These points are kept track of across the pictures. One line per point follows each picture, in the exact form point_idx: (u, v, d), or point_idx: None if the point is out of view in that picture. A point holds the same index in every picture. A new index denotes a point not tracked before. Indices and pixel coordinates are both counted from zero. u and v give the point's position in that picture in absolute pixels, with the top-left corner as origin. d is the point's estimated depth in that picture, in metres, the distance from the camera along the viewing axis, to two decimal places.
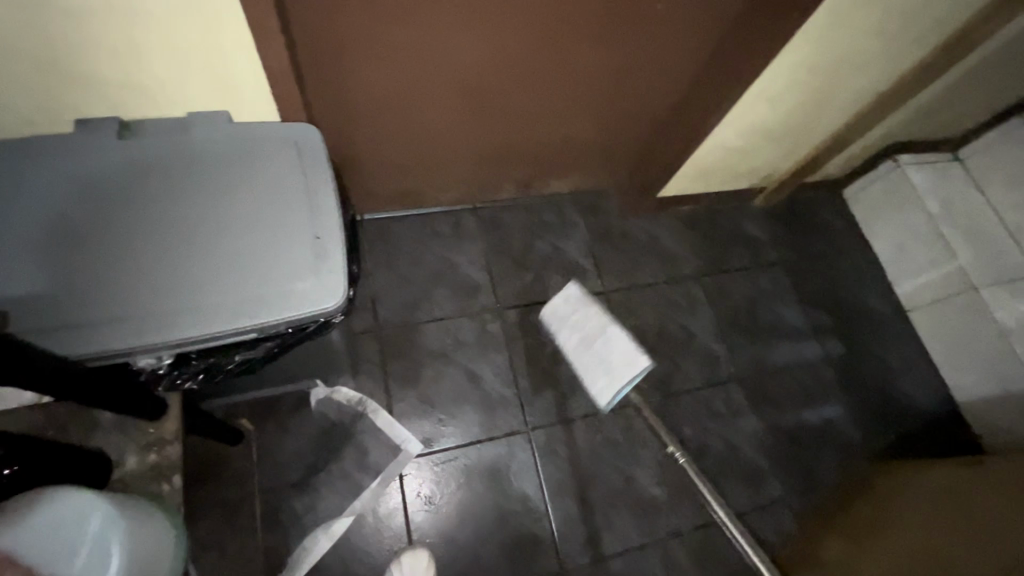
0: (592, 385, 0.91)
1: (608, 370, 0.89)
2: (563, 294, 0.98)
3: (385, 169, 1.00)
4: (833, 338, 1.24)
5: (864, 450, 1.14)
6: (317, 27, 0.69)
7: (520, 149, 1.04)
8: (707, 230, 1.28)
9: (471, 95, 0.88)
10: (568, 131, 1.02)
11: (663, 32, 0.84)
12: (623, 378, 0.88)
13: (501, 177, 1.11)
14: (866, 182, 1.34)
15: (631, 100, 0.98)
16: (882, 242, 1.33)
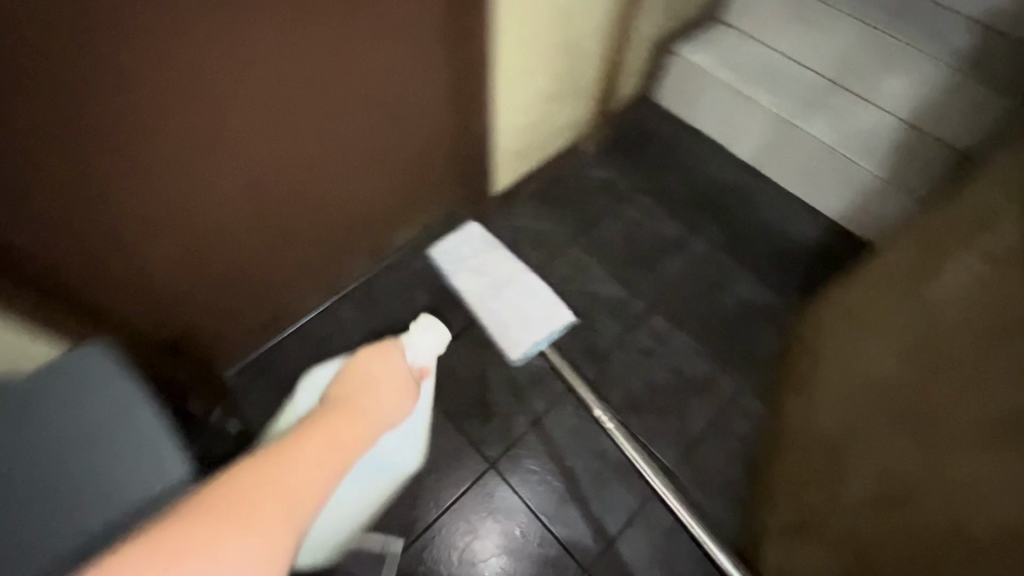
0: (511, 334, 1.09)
1: (525, 322, 1.11)
2: (467, 236, 1.19)
3: (231, 310, 0.97)
4: (710, 226, 1.31)
5: (782, 304, 1.21)
6: (59, 240, 0.66)
7: (346, 221, 1.04)
8: (557, 196, 1.33)
9: (262, 205, 0.87)
10: (380, 180, 1.03)
11: (391, 63, 0.85)
12: (543, 328, 1.10)
13: (351, 251, 1.11)
14: (668, 82, 1.41)
15: (412, 131, 0.99)
16: (705, 122, 1.41)
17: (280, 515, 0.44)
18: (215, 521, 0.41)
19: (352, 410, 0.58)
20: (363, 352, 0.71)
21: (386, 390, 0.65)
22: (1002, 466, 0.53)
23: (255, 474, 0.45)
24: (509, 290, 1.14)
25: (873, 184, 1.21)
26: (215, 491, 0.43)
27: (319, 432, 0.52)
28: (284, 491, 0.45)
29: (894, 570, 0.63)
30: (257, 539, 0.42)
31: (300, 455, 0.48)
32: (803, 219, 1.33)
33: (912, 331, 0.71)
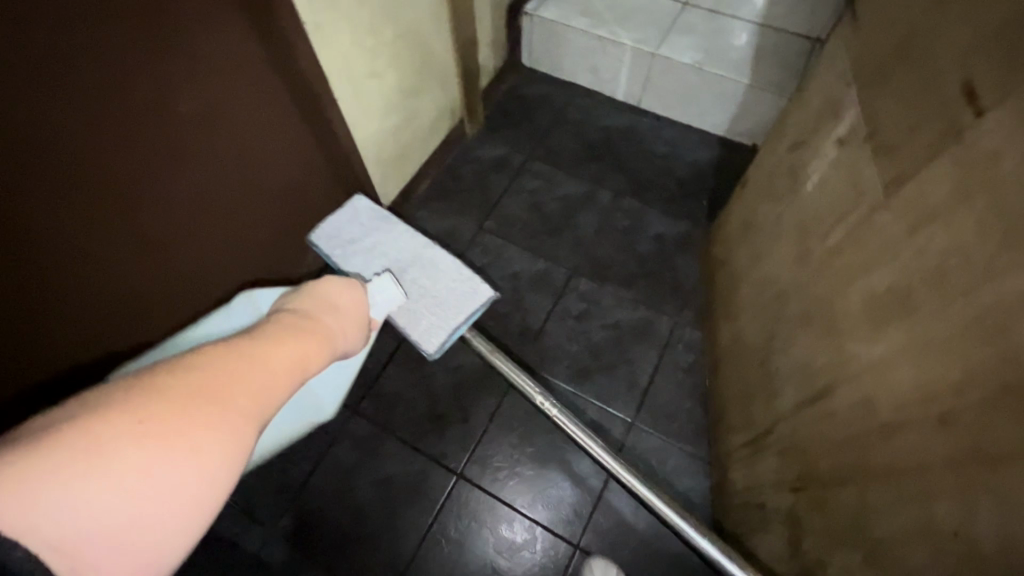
0: (422, 326, 0.93)
1: (439, 307, 0.95)
2: (354, 210, 1.01)
3: None
4: (610, 174, 1.31)
5: (695, 230, 1.24)
6: None
7: (237, 273, 0.94)
8: (454, 187, 1.29)
9: (132, 295, 0.77)
10: (268, 229, 0.95)
11: (239, 110, 0.77)
12: (462, 311, 0.94)
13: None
14: (528, 44, 1.41)
15: (284, 172, 0.91)
16: (579, 75, 1.41)
17: (248, 397, 0.45)
18: (200, 402, 0.41)
19: (298, 334, 0.60)
20: (311, 285, 0.74)
21: (351, 301, 0.75)
22: (891, 338, 0.52)
23: (220, 363, 0.46)
24: (415, 273, 0.97)
25: (748, 93, 1.22)
26: (192, 377, 0.43)
27: (276, 344, 0.54)
28: (250, 379, 0.47)
29: (831, 471, 0.60)
30: (233, 423, 0.42)
31: (258, 357, 0.50)
32: (694, 144, 1.35)
33: (801, 230, 0.73)
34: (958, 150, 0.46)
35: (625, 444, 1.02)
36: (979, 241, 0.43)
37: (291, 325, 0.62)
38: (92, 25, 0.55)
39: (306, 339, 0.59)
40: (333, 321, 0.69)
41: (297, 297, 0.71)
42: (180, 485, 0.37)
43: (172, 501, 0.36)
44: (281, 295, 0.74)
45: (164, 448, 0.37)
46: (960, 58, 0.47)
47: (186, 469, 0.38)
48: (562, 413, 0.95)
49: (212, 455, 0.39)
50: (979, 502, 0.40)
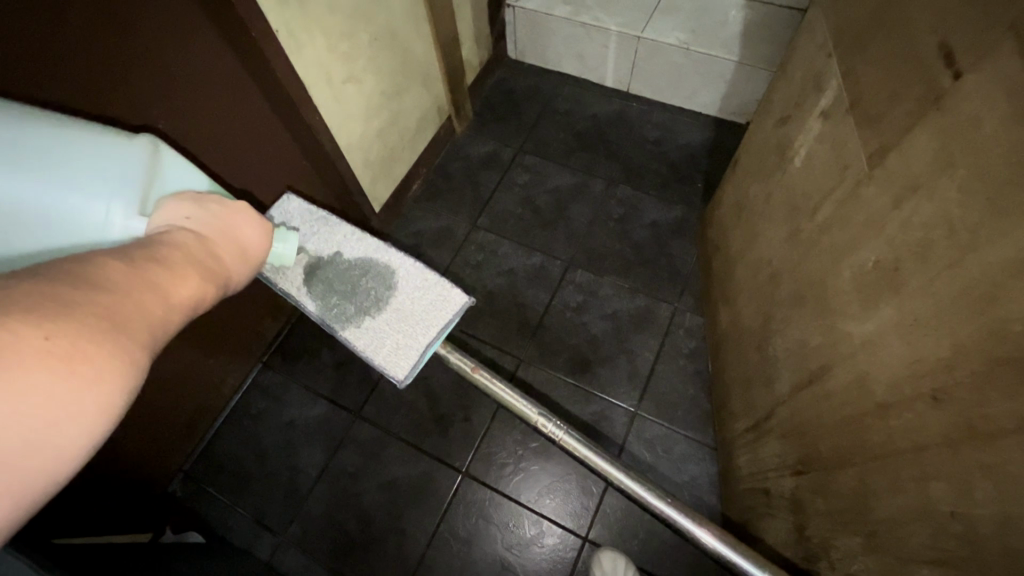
0: (384, 353, 0.74)
1: (402, 321, 0.75)
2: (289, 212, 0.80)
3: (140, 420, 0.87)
4: (602, 163, 1.30)
5: (690, 215, 1.22)
6: None
7: None
8: (446, 186, 1.29)
9: None
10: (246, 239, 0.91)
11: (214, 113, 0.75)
12: (431, 324, 0.75)
13: (241, 317, 1.01)
14: (514, 36, 1.40)
15: (266, 161, 0.89)
16: (565, 64, 1.40)
17: (151, 330, 0.32)
18: (106, 323, 0.29)
19: (200, 264, 0.39)
20: (219, 199, 0.47)
21: (276, 240, 0.50)
22: (881, 315, 0.50)
23: (116, 281, 0.32)
24: (369, 282, 0.76)
25: (738, 71, 1.19)
26: (95, 291, 0.30)
27: (177, 270, 0.37)
28: (157, 308, 0.33)
29: (830, 452, 0.59)
30: (141, 356, 0.31)
31: (158, 281, 0.34)
32: (686, 127, 1.33)
33: (790, 208, 0.71)
34: (937, 116, 0.44)
35: (630, 434, 1.01)
36: (961, 210, 0.41)
37: (192, 252, 0.40)
38: (66, 40, 0.54)
39: (212, 274, 0.40)
40: (246, 265, 0.45)
41: (195, 209, 0.45)
42: (75, 427, 0.27)
43: (63, 441, 0.26)
44: (175, 200, 0.46)
45: (62, 370, 0.26)
46: (936, 20, 0.45)
47: (85, 402, 0.27)
48: (570, 435, 0.88)
49: (116, 393, 0.29)
50: (975, 483, 0.39)
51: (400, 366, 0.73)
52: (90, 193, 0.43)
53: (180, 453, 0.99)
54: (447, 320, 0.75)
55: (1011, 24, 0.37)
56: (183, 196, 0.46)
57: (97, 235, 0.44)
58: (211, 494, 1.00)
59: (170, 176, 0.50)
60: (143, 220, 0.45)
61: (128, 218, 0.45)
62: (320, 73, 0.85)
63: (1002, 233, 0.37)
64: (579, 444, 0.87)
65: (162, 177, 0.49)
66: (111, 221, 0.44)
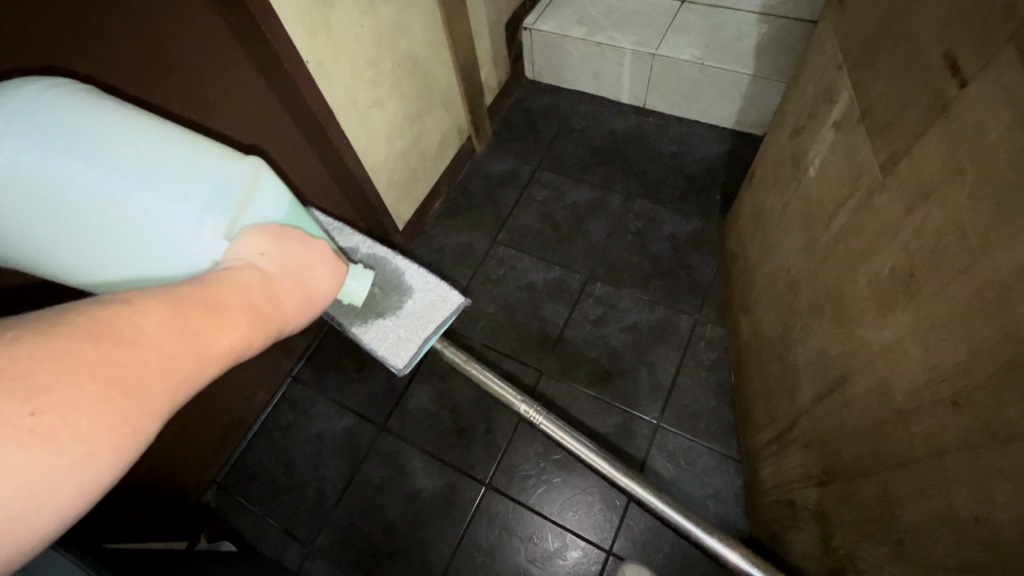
0: (386, 348, 0.76)
1: (403, 316, 0.78)
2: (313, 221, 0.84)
3: (181, 431, 0.91)
4: (619, 177, 1.32)
5: (708, 227, 1.22)
6: None
7: None
8: (466, 204, 1.33)
9: None
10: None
11: (246, 138, 0.80)
12: (428, 321, 0.77)
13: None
14: (530, 58, 1.44)
15: (296, 173, 0.93)
16: (582, 82, 1.43)
17: (165, 393, 0.31)
18: (111, 392, 0.28)
19: (255, 309, 0.39)
20: (300, 237, 0.48)
21: (334, 288, 0.49)
22: (898, 321, 0.50)
23: (151, 333, 0.31)
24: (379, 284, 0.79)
25: (753, 84, 1.20)
26: (116, 347, 0.29)
27: (230, 316, 0.36)
28: (185, 362, 0.32)
29: (853, 460, 0.58)
30: (142, 426, 0.30)
31: (199, 332, 0.34)
32: (702, 140, 1.34)
33: (806, 217, 0.72)
34: (945, 124, 0.45)
35: (652, 447, 1.01)
36: (970, 215, 0.42)
37: (252, 296, 0.40)
38: (113, 68, 0.60)
39: (265, 322, 0.39)
40: (305, 308, 0.45)
41: (272, 245, 0.45)
42: (51, 507, 0.26)
43: (33, 519, 0.26)
44: (252, 232, 0.46)
45: (40, 453, 0.25)
46: (940, 32, 0.46)
47: (62, 483, 0.26)
48: (547, 417, 0.91)
49: (101, 471, 0.28)
50: (996, 486, 0.39)
51: (399, 358, 0.75)
52: (180, 212, 0.45)
53: (213, 465, 1.03)
54: (446, 318, 0.78)
55: (1011, 34, 0.38)
56: (267, 228, 0.47)
57: (182, 251, 0.45)
58: (242, 506, 1.03)
59: (267, 204, 0.50)
60: (221, 245, 0.46)
61: (209, 242, 0.45)
62: (347, 99, 0.90)
63: (1012, 239, 0.38)
64: (575, 441, 0.89)
65: (259, 202, 0.50)
66: (192, 245, 0.45)
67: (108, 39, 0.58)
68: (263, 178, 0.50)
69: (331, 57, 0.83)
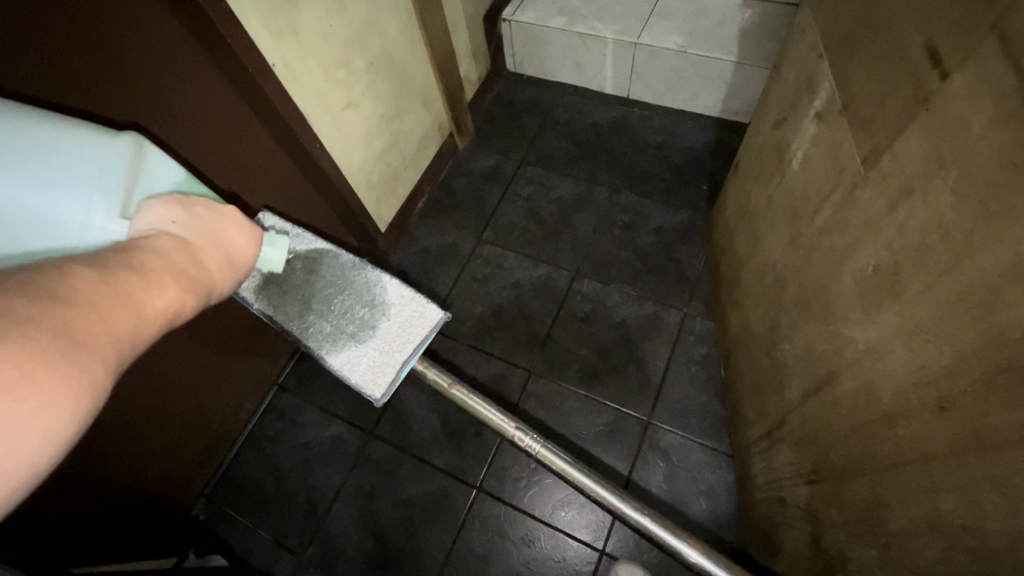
0: (359, 372, 0.75)
1: (378, 338, 0.76)
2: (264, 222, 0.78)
3: (163, 445, 0.90)
4: (604, 170, 1.30)
5: (696, 219, 1.21)
6: None
7: None
8: (451, 202, 1.31)
9: None
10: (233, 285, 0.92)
11: (219, 155, 0.78)
12: (408, 342, 0.76)
13: (253, 343, 1.03)
14: (511, 49, 1.41)
15: (270, 176, 0.90)
16: (564, 73, 1.40)
17: (114, 346, 0.30)
18: (60, 342, 0.27)
19: (181, 272, 0.38)
20: (208, 203, 0.47)
21: (258, 247, 0.49)
22: (883, 321, 0.49)
23: (84, 292, 0.30)
24: (355, 307, 0.77)
25: (737, 71, 1.18)
26: (55, 305, 0.28)
27: (152, 277, 0.35)
28: (126, 318, 0.31)
29: (841, 462, 0.57)
30: (102, 376, 0.29)
31: (132, 291, 0.33)
32: (688, 130, 1.32)
33: (790, 212, 0.70)
34: (926, 117, 0.43)
35: (643, 444, 1.00)
36: (954, 213, 0.40)
37: (172, 260, 0.39)
38: (72, 79, 0.57)
39: (193, 283, 0.38)
40: (231, 271, 0.45)
41: (181, 211, 0.44)
42: (16, 459, 0.25)
43: (4, 471, 0.25)
44: (155, 204, 0.44)
45: (1, 400, 0.24)
46: (919, 20, 0.45)
47: (28, 428, 0.25)
48: (546, 448, 0.88)
49: (67, 418, 0.27)
50: (983, 494, 0.38)
51: (377, 387, 0.74)
52: (69, 196, 0.42)
53: (201, 477, 1.02)
54: (423, 339, 0.77)
55: (993, 23, 0.36)
56: (169, 198, 0.45)
57: (76, 234, 0.43)
58: (232, 517, 1.02)
59: (157, 177, 0.49)
60: (122, 225, 0.44)
61: (108, 222, 0.44)
62: (319, 101, 0.87)
63: (996, 237, 0.36)
64: (572, 468, 0.87)
65: (147, 177, 0.48)
66: (87, 227, 0.43)
67: (64, 50, 0.55)
68: (150, 152, 0.49)
69: (299, 59, 0.80)
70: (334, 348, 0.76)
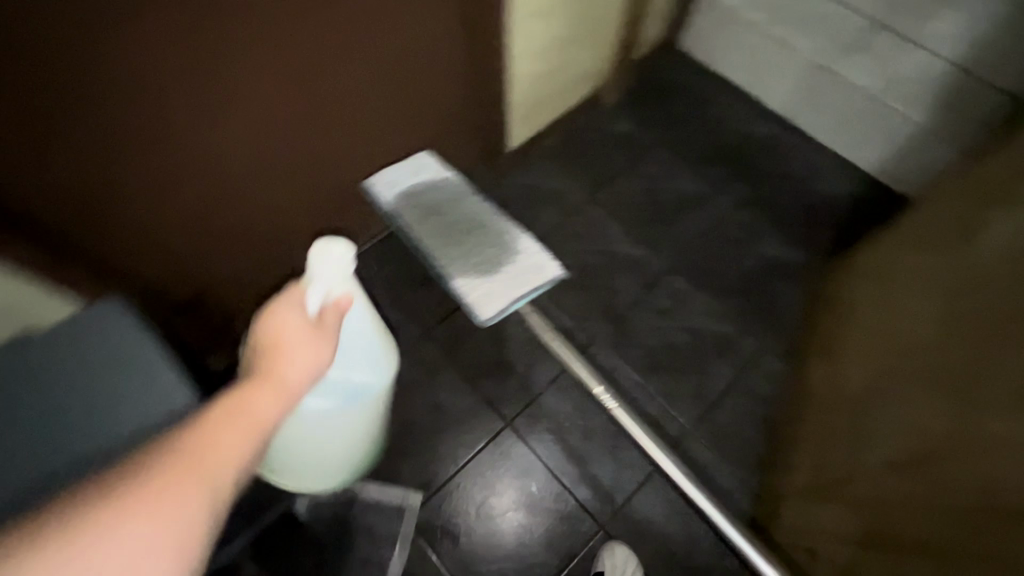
0: (474, 296, 0.79)
1: (499, 273, 0.81)
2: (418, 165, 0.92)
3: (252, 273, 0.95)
4: (735, 181, 1.26)
5: (807, 264, 1.17)
6: (59, 191, 0.61)
7: (366, 127, 0.92)
8: (576, 151, 1.28)
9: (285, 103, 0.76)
10: (366, 144, 0.94)
11: (387, 55, 0.84)
12: (526, 283, 0.81)
13: (350, 214, 1.05)
14: (693, 25, 1.34)
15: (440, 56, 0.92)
16: (734, 70, 1.35)
17: (216, 476, 0.40)
18: (161, 492, 0.38)
19: (254, 401, 0.47)
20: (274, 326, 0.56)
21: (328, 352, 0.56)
22: None
23: (185, 442, 0.41)
24: (486, 247, 0.83)
25: (917, 135, 1.14)
26: (146, 471, 0.38)
27: (230, 418, 0.44)
28: (210, 461, 0.41)
29: (916, 539, 0.58)
30: (212, 484, 0.40)
31: (218, 436, 0.42)
32: (834, 175, 1.26)
33: (949, 289, 0.68)
34: None
35: (677, 450, 1.00)
36: None
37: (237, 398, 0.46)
38: None
39: (271, 395, 0.48)
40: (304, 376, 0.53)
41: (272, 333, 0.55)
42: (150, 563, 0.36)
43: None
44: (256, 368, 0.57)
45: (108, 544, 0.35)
46: None
47: (131, 553, 0.35)
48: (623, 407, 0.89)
49: (178, 532, 0.37)
50: None
51: (489, 308, 0.78)
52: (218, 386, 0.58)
53: None
54: (542, 285, 0.80)
55: None
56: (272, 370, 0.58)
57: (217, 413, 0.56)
58: None
59: None
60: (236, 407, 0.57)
61: None
62: None
63: None
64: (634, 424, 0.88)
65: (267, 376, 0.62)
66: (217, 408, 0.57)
67: None
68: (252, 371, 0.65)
69: None
70: (459, 270, 0.81)
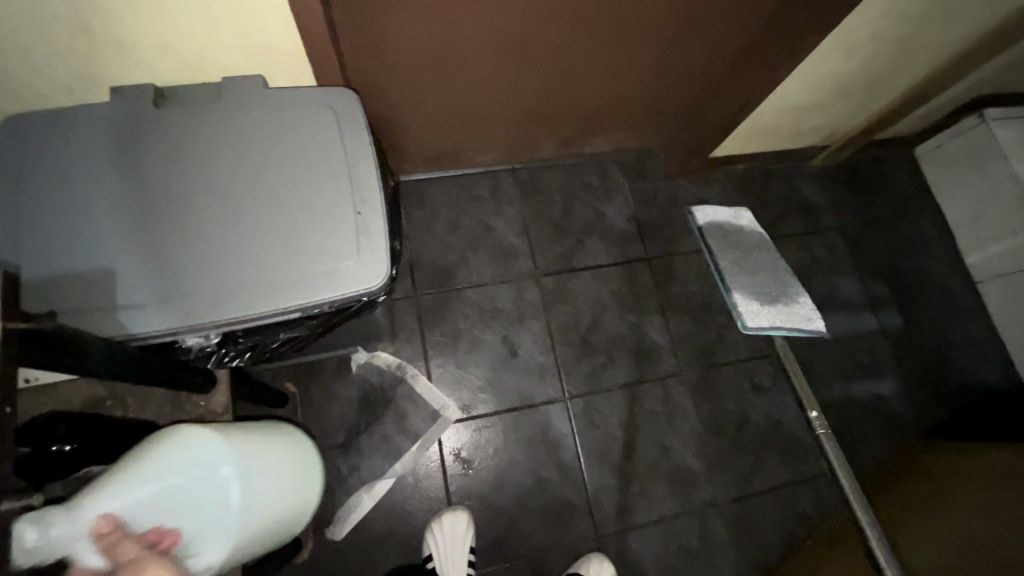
0: (749, 312, 1.04)
1: (771, 307, 1.06)
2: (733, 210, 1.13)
3: (428, 132, 0.95)
4: (891, 309, 1.18)
5: (912, 426, 1.10)
6: None
7: (610, 73, 0.90)
8: (759, 192, 1.21)
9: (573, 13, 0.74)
10: (593, 85, 0.92)
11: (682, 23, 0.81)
12: (790, 323, 1.05)
13: (534, 135, 1.04)
14: (945, 137, 1.22)
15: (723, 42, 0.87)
16: (954, 204, 1.23)
17: None
18: None
19: None
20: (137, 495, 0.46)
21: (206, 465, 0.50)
22: None
23: None
24: (765, 285, 1.08)
25: None
26: None
27: None
28: None
29: None
30: None
31: None
32: (988, 360, 1.16)
33: None
34: None
35: (697, 514, 0.98)
36: None
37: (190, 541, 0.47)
38: None
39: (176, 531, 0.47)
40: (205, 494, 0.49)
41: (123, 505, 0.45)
42: None
43: None
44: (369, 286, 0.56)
45: None
46: None
47: None
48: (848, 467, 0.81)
49: None
50: None
51: (753, 323, 1.03)
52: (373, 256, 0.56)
53: (412, 165, 1.06)
54: (801, 331, 1.06)
55: None
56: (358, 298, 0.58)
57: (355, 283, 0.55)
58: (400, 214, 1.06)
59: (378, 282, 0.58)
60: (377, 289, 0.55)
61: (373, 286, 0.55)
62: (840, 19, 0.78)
63: None
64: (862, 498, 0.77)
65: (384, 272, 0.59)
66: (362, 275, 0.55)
67: None
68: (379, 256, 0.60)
69: None
70: (744, 290, 1.06)
